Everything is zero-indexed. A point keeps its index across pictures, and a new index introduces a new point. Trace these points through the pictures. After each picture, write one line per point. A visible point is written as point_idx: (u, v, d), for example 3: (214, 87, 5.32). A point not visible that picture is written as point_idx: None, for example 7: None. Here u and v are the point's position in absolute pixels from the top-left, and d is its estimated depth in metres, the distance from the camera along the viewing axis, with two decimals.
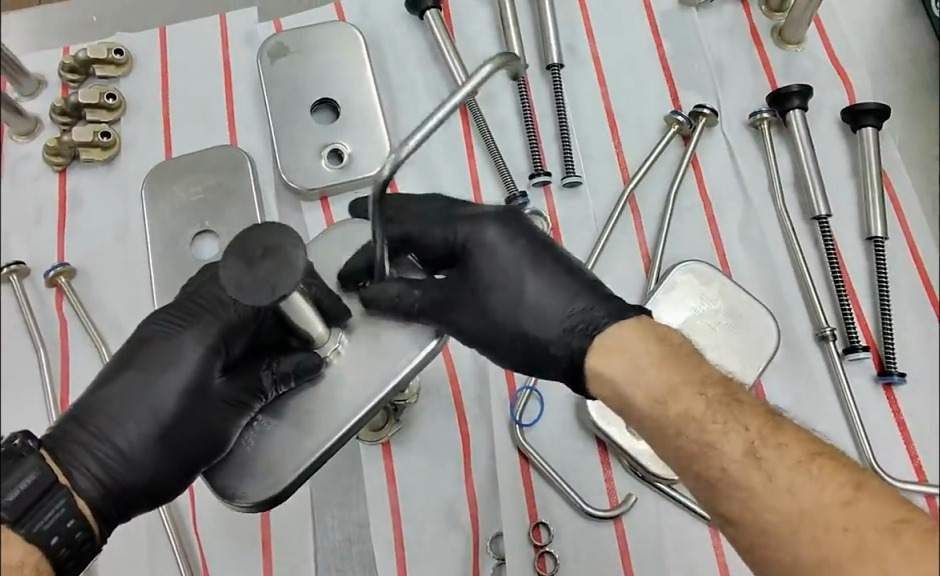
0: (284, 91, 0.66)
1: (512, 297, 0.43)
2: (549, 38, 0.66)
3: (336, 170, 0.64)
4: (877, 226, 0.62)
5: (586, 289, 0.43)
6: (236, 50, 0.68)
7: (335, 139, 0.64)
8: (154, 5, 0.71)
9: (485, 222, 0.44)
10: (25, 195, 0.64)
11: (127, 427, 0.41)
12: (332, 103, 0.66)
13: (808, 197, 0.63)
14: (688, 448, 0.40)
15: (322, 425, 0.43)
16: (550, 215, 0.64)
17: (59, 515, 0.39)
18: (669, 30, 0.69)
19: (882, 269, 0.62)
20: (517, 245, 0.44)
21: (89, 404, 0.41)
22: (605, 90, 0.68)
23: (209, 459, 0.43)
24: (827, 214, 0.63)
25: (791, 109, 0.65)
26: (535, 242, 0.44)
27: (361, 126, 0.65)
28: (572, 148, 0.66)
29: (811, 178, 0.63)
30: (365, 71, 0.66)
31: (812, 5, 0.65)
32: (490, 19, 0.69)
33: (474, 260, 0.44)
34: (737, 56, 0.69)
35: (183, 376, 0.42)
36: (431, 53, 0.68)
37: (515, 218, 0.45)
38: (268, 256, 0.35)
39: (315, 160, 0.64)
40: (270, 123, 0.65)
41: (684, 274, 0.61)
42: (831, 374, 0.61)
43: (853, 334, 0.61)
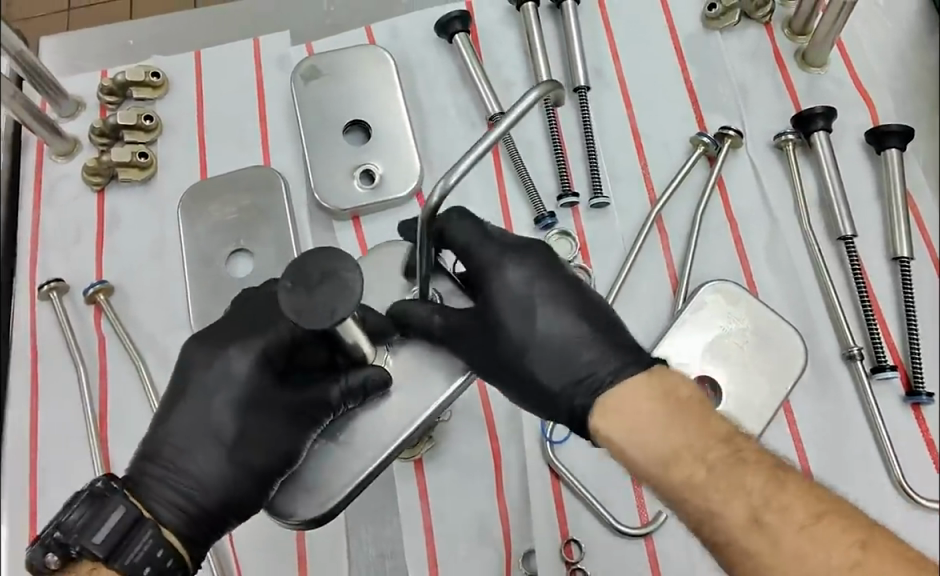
0: (316, 112, 0.67)
1: (523, 337, 0.43)
2: (576, 62, 0.67)
3: (368, 190, 0.65)
4: (903, 247, 0.63)
5: (602, 339, 0.43)
6: (269, 71, 0.69)
7: (367, 160, 0.66)
8: (188, 29, 0.72)
9: (509, 257, 0.44)
10: (64, 215, 0.66)
11: (195, 454, 0.43)
12: (364, 125, 0.67)
13: (834, 220, 0.64)
14: (690, 512, 0.40)
15: (365, 446, 0.43)
16: (578, 235, 0.65)
17: (148, 546, 0.41)
18: (694, 53, 0.70)
19: (909, 291, 0.63)
20: (538, 283, 0.44)
21: (158, 438, 0.44)
22: (631, 112, 0.69)
23: (279, 472, 0.44)
24: (853, 235, 0.64)
25: (816, 130, 0.66)
26: (554, 280, 0.44)
27: (391, 149, 0.66)
28: (599, 168, 0.67)
29: (836, 201, 0.64)
30: (395, 94, 0.67)
31: (835, 29, 0.66)
32: (518, 42, 0.71)
33: (492, 293, 0.44)
34: (761, 78, 0.70)
35: (236, 397, 0.44)
36: (460, 75, 0.69)
37: (535, 252, 0.45)
38: (325, 280, 0.36)
39: (348, 181, 0.65)
40: (303, 143, 0.67)
41: (712, 293, 0.62)
42: (859, 393, 0.61)
43: (881, 354, 0.61)
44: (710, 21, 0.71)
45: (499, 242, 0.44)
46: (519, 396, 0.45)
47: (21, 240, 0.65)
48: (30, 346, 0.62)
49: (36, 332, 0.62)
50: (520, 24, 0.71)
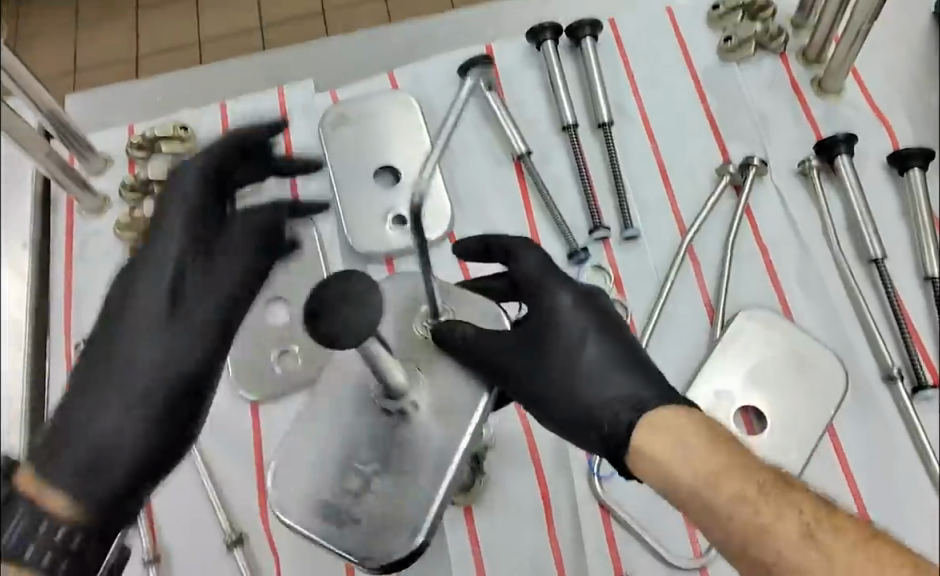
0: (346, 157, 0.68)
1: (571, 360, 0.43)
2: (598, 99, 0.69)
3: (401, 234, 0.65)
4: (934, 266, 0.64)
5: (642, 370, 0.43)
6: (295, 120, 0.70)
7: (398, 204, 0.66)
8: (213, 84, 0.73)
9: (566, 285, 0.45)
10: (97, 270, 0.66)
11: (111, 414, 0.42)
12: (394, 168, 0.68)
13: (863, 242, 0.65)
14: (736, 532, 0.38)
15: (406, 495, 0.40)
16: (612, 268, 0.65)
17: (25, 521, 0.39)
18: (713, 86, 0.71)
19: None
20: (589, 311, 0.45)
21: (93, 392, 0.42)
22: (655, 145, 0.70)
23: (169, 429, 0.43)
24: (883, 256, 0.64)
25: (838, 156, 0.67)
26: (604, 314, 0.45)
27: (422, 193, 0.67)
28: (628, 202, 0.67)
29: (864, 224, 0.65)
30: (423, 138, 0.68)
31: (849, 58, 0.67)
32: (539, 82, 0.72)
33: (546, 316, 0.44)
34: (781, 108, 0.71)
35: (156, 348, 0.43)
36: (485, 117, 0.70)
37: (592, 296, 0.46)
38: (346, 300, 0.34)
39: (380, 225, 0.66)
40: (334, 189, 0.67)
41: (751, 321, 0.63)
42: (902, 414, 0.61)
43: (920, 373, 0.62)
44: (726, 54, 0.72)
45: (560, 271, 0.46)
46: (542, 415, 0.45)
47: (54, 301, 0.65)
48: None
49: None
50: (540, 64, 0.72)
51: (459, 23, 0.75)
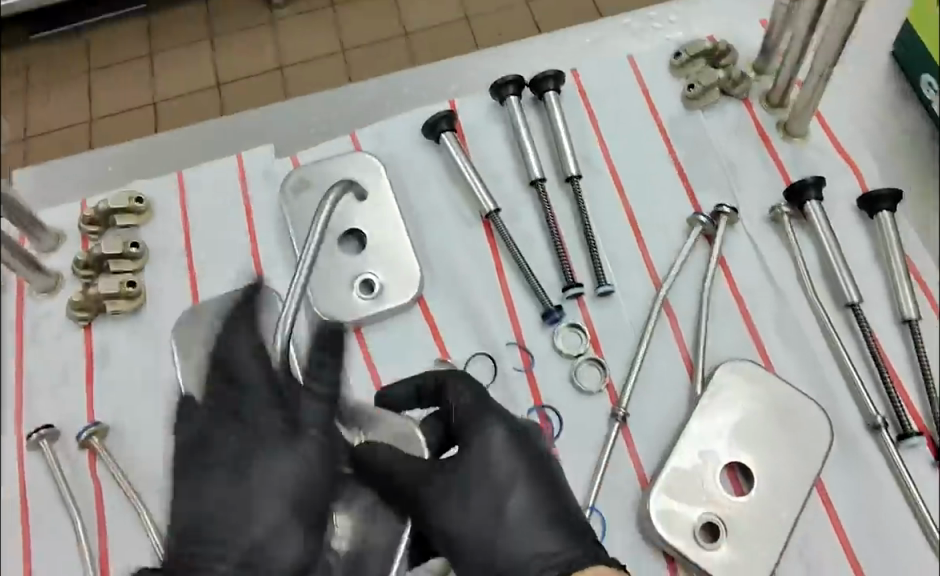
0: (307, 222, 0.66)
1: (493, 508, 0.48)
2: (566, 153, 0.68)
3: (369, 300, 0.64)
4: (910, 309, 0.63)
5: (565, 527, 0.48)
6: (255, 184, 0.68)
7: (365, 269, 0.65)
8: (169, 151, 0.71)
9: (497, 425, 0.50)
10: (50, 353, 0.63)
11: (242, 526, 0.43)
12: (359, 234, 0.67)
13: (838, 287, 0.64)
14: None
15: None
16: (588, 326, 0.64)
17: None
18: (679, 135, 0.71)
19: (922, 353, 0.62)
20: (516, 455, 0.49)
21: (204, 511, 0.43)
22: (625, 197, 0.69)
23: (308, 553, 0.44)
24: (859, 300, 0.63)
25: (808, 201, 0.66)
26: (533, 458, 0.50)
27: (389, 257, 0.66)
28: (600, 256, 0.66)
29: (839, 269, 0.64)
30: (389, 200, 0.67)
31: (813, 102, 0.67)
32: (504, 136, 0.70)
33: (472, 457, 0.49)
34: (747, 154, 0.70)
35: (287, 469, 0.44)
36: (451, 177, 0.69)
37: (527, 438, 0.51)
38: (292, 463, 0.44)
39: (347, 291, 0.65)
40: (297, 256, 0.65)
41: (733, 374, 0.62)
42: (889, 464, 0.60)
43: (905, 421, 0.60)
44: (691, 101, 0.71)
45: (494, 411, 0.51)
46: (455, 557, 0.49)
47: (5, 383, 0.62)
48: (23, 500, 0.58)
49: (25, 483, 0.59)
50: (505, 119, 0.71)
51: (421, 79, 0.74)
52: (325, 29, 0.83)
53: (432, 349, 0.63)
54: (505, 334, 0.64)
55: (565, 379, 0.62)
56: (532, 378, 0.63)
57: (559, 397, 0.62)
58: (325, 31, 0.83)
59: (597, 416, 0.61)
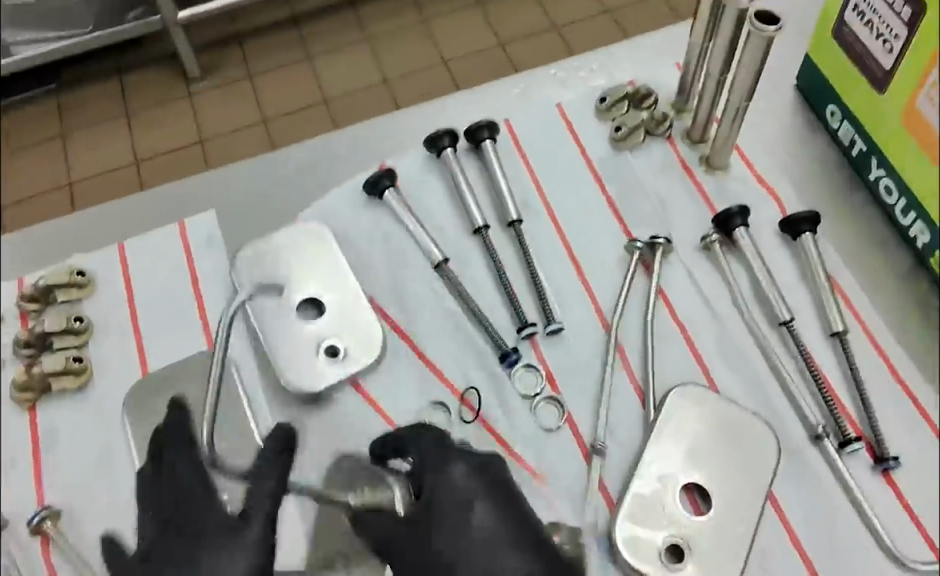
0: (264, 293, 0.67)
1: (455, 534, 0.48)
2: (505, 199, 0.70)
3: (332, 364, 0.65)
4: (837, 322, 0.66)
5: (526, 544, 0.47)
6: (199, 252, 0.69)
7: (327, 335, 0.66)
8: (111, 227, 0.72)
9: (453, 457, 0.51)
10: None
11: None
12: (318, 302, 0.67)
13: (771, 308, 0.68)
14: None
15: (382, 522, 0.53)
16: (544, 366, 0.66)
17: None
18: (610, 175, 0.74)
19: (851, 362, 0.65)
20: (474, 480, 0.50)
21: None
22: (565, 237, 0.71)
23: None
24: (791, 318, 0.67)
25: (736, 228, 0.70)
26: (494, 482, 0.50)
27: (348, 321, 0.66)
28: (546, 295, 0.68)
29: (770, 290, 0.68)
30: (342, 265, 0.68)
31: (731, 137, 0.71)
32: (443, 187, 0.72)
33: (433, 489, 0.50)
34: (675, 189, 0.74)
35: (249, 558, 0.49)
36: (396, 230, 0.70)
37: (486, 464, 0.51)
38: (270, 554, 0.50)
39: (310, 357, 0.65)
40: (256, 329, 0.66)
41: (682, 397, 0.64)
42: (835, 471, 0.63)
43: (844, 428, 0.63)
44: (619, 142, 0.75)
45: (451, 445, 0.52)
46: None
47: None
48: None
49: None
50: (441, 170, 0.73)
51: (357, 137, 0.76)
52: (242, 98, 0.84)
53: (392, 400, 0.64)
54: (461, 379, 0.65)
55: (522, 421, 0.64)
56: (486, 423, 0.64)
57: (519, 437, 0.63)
58: (245, 101, 0.83)
59: (562, 452, 0.63)
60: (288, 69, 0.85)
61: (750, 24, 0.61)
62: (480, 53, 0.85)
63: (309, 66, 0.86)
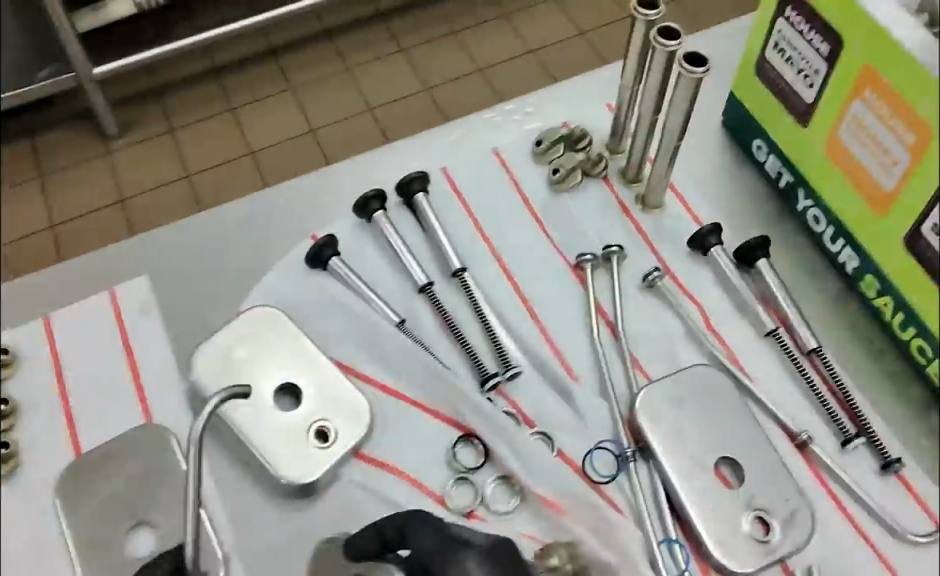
0: (228, 382, 0.62)
1: None
2: (445, 250, 0.69)
3: (318, 448, 0.61)
4: (812, 338, 0.66)
5: None
6: (133, 322, 0.66)
7: (316, 419, 0.62)
8: (38, 298, 0.69)
9: (471, 552, 0.50)
10: None
11: None
12: (294, 388, 0.63)
13: (754, 316, 0.69)
14: None
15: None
16: (517, 411, 0.64)
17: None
18: (551, 218, 0.74)
19: (834, 374, 0.65)
20: None
21: None
22: (514, 282, 0.71)
23: None
24: (777, 327, 0.67)
25: (711, 246, 0.70)
26: None
27: (329, 401, 0.63)
28: (501, 341, 0.67)
29: (752, 298, 0.68)
30: (307, 344, 0.64)
31: (665, 174, 0.72)
32: (376, 241, 0.71)
33: None
34: (615, 228, 0.74)
35: None
36: (340, 283, 0.67)
37: (496, 553, 0.50)
38: None
39: (297, 440, 0.61)
40: (223, 413, 0.61)
41: (668, 415, 0.62)
42: (834, 473, 0.62)
43: (843, 427, 0.63)
44: (558, 184, 0.75)
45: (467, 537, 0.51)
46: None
47: None
48: None
49: None
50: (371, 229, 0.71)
51: (291, 194, 0.74)
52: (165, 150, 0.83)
53: (350, 459, 0.61)
54: (422, 432, 0.63)
55: (480, 481, 0.62)
56: (432, 492, 0.61)
57: (482, 490, 0.61)
58: (167, 155, 0.83)
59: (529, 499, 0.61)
60: (209, 120, 0.85)
61: (679, 67, 0.63)
62: (404, 100, 0.86)
63: (231, 117, 0.86)
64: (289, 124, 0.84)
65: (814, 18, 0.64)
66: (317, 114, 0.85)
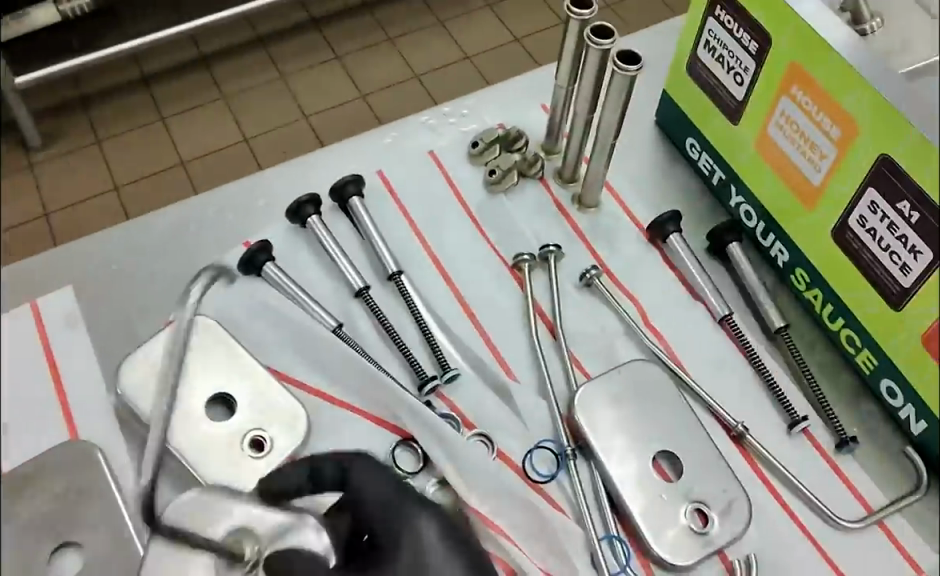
0: (156, 393, 0.59)
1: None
2: (381, 253, 0.68)
3: (253, 459, 0.59)
4: (776, 318, 0.68)
5: None
6: (57, 334, 0.64)
7: (250, 429, 0.60)
8: None
9: (429, 516, 0.53)
10: None
11: None
12: (227, 398, 0.61)
13: (709, 303, 0.69)
14: None
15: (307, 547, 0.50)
16: (456, 412, 0.64)
17: None
18: (489, 219, 0.74)
19: (798, 355, 0.67)
20: (450, 542, 0.52)
21: None
22: (453, 284, 0.70)
23: None
24: (729, 313, 0.69)
25: (671, 234, 0.71)
26: (465, 548, 0.53)
27: (264, 409, 0.61)
28: (439, 345, 0.67)
29: (704, 284, 0.70)
30: (240, 351, 0.62)
31: (601, 172, 0.72)
32: (311, 246, 0.70)
33: (401, 536, 0.51)
34: (552, 228, 0.74)
35: None
36: (276, 287, 0.66)
37: (450, 522, 0.54)
38: None
39: (230, 452, 0.59)
40: (152, 424, 0.59)
41: (609, 411, 0.62)
42: (769, 462, 0.63)
43: (791, 410, 0.65)
44: (495, 185, 0.75)
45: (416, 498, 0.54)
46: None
47: None
48: None
49: None
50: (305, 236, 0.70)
51: (222, 201, 0.72)
52: (93, 160, 0.79)
53: None
54: (360, 438, 0.62)
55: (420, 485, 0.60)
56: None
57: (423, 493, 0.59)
58: (96, 167, 0.78)
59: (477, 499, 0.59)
60: (139, 132, 0.81)
61: (613, 65, 0.64)
62: (341, 105, 0.86)
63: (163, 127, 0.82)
64: (223, 132, 0.83)
65: (743, 17, 0.65)
66: (255, 120, 0.84)
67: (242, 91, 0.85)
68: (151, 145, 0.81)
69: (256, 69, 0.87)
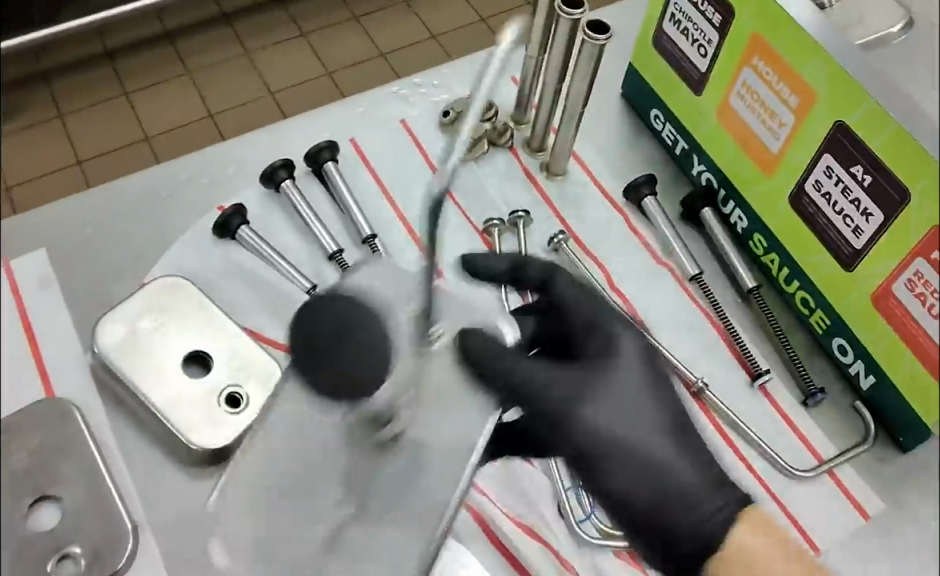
0: (135, 353, 0.61)
1: (577, 422, 0.48)
2: (357, 220, 0.70)
3: (230, 414, 0.60)
4: (749, 279, 0.71)
5: (679, 443, 0.48)
6: (30, 295, 0.64)
7: (227, 385, 0.61)
8: None
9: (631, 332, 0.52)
10: None
11: None
12: (202, 356, 0.62)
13: (680, 261, 0.73)
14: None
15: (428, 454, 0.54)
16: None
17: None
18: (460, 186, 0.76)
19: (768, 314, 0.69)
20: (606, 396, 0.48)
21: None
22: None
23: None
24: (700, 272, 0.72)
25: (645, 197, 0.74)
26: (658, 373, 0.51)
27: (238, 367, 0.62)
28: None
29: (677, 245, 0.73)
30: (215, 312, 0.64)
31: (569, 140, 0.74)
32: (286, 211, 0.72)
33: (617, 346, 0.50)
34: (520, 195, 0.76)
35: None
36: (253, 252, 0.68)
37: (605, 352, 0.50)
38: None
39: (208, 407, 0.60)
40: (130, 383, 0.61)
41: None
42: (728, 417, 0.66)
43: (755, 363, 0.68)
44: (465, 153, 0.77)
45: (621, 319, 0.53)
46: (606, 504, 0.50)
47: None
48: None
49: None
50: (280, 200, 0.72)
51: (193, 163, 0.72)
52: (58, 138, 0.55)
53: None
54: None
55: None
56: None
57: None
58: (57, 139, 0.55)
59: None
60: (99, 104, 0.56)
61: (583, 34, 0.66)
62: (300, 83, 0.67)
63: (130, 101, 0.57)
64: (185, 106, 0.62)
65: None
66: (217, 95, 0.63)
67: (207, 65, 0.60)
68: (111, 115, 0.58)
69: (221, 43, 0.59)
